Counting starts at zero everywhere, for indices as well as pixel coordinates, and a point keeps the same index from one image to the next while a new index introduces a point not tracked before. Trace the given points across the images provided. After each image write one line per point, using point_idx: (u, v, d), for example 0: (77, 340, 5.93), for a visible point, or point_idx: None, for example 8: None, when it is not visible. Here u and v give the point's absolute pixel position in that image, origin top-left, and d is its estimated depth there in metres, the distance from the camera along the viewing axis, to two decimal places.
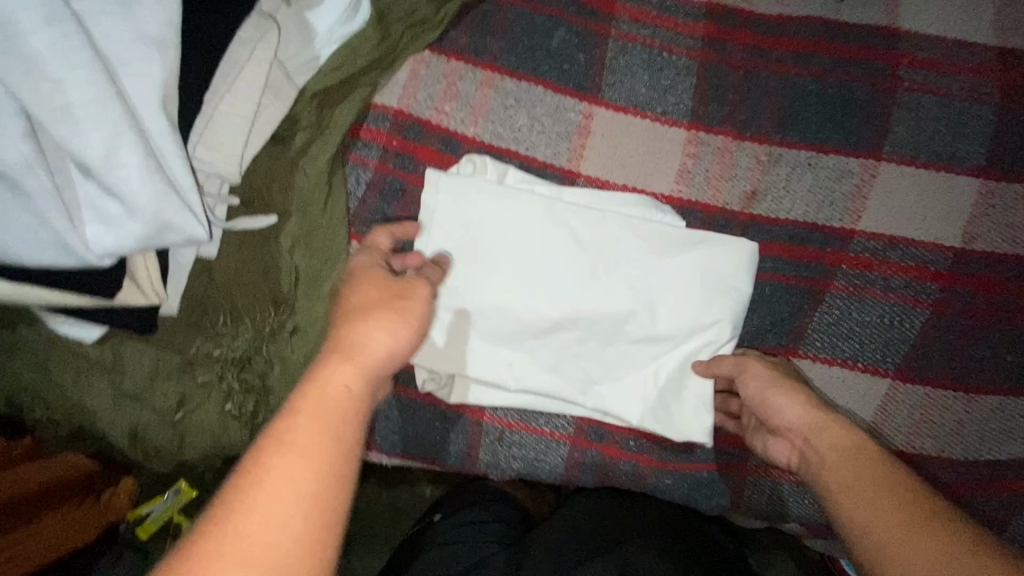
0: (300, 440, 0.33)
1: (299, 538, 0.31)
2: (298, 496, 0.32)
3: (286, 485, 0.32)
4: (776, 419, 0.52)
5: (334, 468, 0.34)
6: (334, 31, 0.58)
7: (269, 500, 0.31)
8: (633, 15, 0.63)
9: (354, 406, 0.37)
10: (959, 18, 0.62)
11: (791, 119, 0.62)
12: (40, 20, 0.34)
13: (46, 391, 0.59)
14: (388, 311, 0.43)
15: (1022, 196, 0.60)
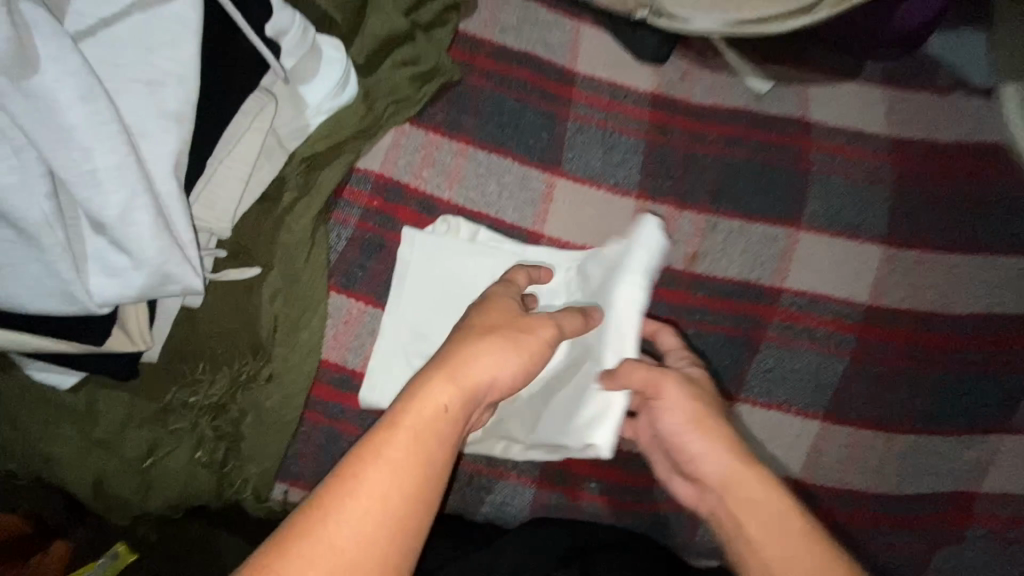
0: (396, 456, 0.36)
1: (385, 548, 0.34)
2: (385, 511, 0.35)
3: (377, 500, 0.35)
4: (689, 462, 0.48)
5: (421, 490, 0.36)
6: (323, 104, 0.63)
7: (362, 509, 0.35)
8: (588, 100, 0.73)
9: (447, 429, 0.39)
10: (858, 113, 0.74)
11: (724, 191, 0.72)
12: (76, 96, 0.38)
13: (6, 439, 0.58)
14: (502, 338, 0.44)
15: (917, 261, 0.70)
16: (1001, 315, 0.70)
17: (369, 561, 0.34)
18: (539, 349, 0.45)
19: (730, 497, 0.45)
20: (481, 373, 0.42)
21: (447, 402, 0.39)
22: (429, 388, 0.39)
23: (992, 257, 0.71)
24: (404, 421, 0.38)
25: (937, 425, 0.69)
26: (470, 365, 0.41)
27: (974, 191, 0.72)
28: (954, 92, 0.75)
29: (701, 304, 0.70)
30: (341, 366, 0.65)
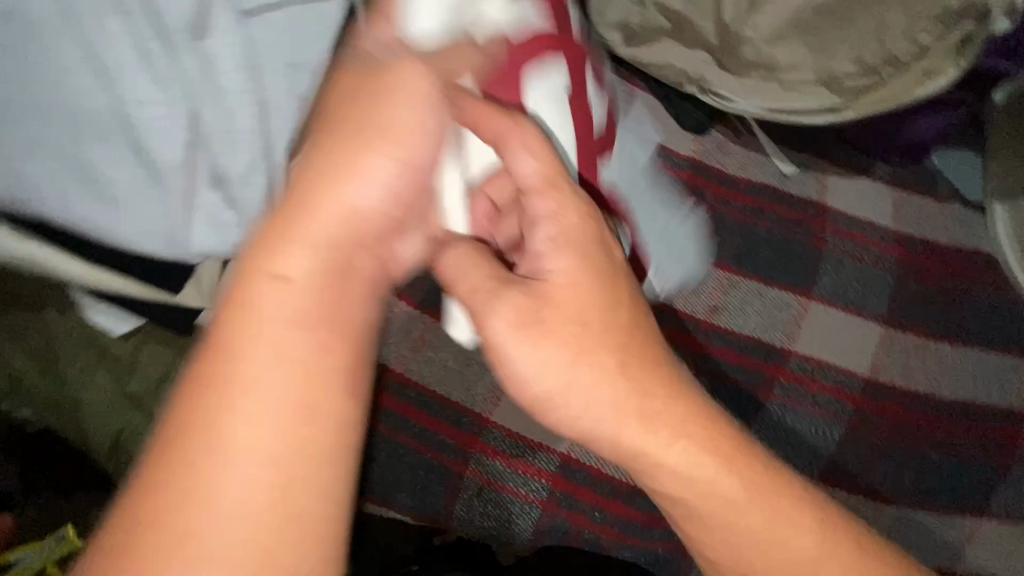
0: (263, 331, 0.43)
1: (289, 407, 0.42)
2: (286, 383, 0.43)
3: (263, 393, 0.42)
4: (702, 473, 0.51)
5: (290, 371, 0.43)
6: None
7: (247, 385, 0.42)
8: (634, 154, 0.80)
9: (316, 292, 0.44)
10: (868, 205, 0.83)
11: (747, 254, 0.78)
12: (233, 64, 0.45)
13: (40, 379, 0.59)
14: (381, 157, 0.45)
15: (912, 344, 0.77)
16: (983, 405, 0.76)
17: (282, 421, 0.42)
18: (418, 143, 0.46)
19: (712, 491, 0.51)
20: (344, 202, 0.45)
21: (302, 276, 0.44)
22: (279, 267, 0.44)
23: (978, 350, 0.78)
24: (257, 316, 0.43)
25: (922, 500, 0.73)
26: (330, 212, 0.45)
27: (965, 290, 0.80)
28: (951, 201, 0.85)
29: (716, 354, 0.74)
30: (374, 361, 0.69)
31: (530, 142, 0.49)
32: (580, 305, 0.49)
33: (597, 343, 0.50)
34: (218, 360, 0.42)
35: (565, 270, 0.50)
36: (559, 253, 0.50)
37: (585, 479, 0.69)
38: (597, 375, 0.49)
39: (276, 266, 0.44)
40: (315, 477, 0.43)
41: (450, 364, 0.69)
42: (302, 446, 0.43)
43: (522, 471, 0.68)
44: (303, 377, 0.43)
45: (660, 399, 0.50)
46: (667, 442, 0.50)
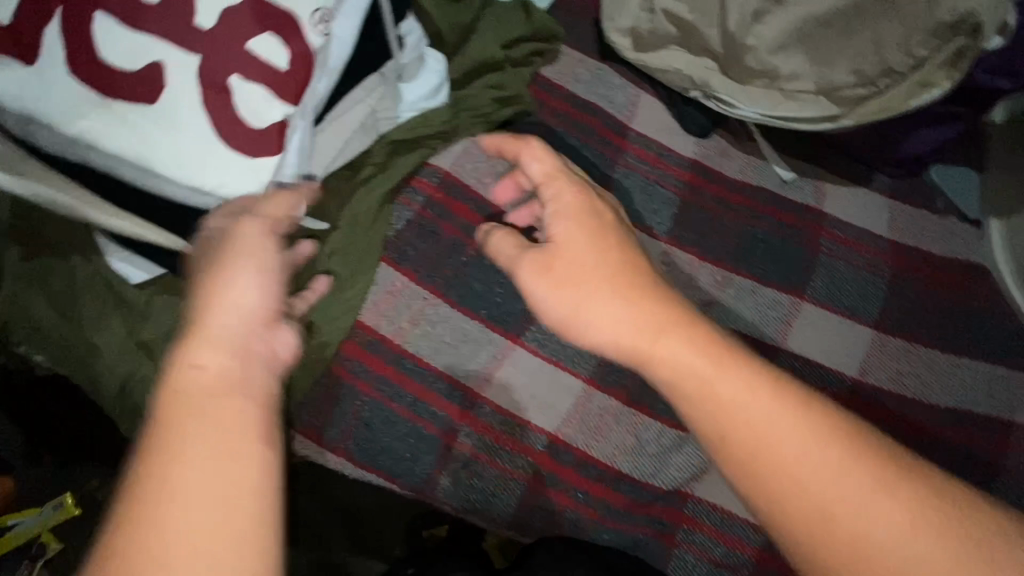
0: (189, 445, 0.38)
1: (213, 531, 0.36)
2: (223, 502, 0.37)
3: (177, 482, 0.36)
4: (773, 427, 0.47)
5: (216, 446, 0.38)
6: (417, 102, 0.73)
7: (167, 512, 0.36)
8: (638, 153, 0.83)
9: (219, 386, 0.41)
10: (863, 214, 0.85)
11: (742, 254, 0.81)
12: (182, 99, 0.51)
13: (56, 326, 0.61)
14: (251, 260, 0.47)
15: (902, 348, 0.78)
16: (974, 414, 0.76)
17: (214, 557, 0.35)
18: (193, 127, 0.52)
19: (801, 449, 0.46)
20: (223, 305, 0.45)
21: (218, 358, 0.43)
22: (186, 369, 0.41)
23: (970, 359, 0.78)
24: (193, 417, 0.39)
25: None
26: (215, 311, 0.44)
27: (957, 300, 0.81)
28: (949, 216, 0.87)
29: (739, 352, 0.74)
30: (373, 330, 0.70)
31: (535, 149, 0.62)
32: (586, 255, 0.55)
33: (593, 272, 0.54)
34: (132, 512, 0.36)
35: (565, 231, 0.57)
36: (559, 220, 0.57)
37: (571, 461, 0.72)
38: (601, 310, 0.53)
39: (180, 378, 0.41)
40: (264, 545, 0.37)
41: (454, 336, 0.71)
42: (234, 527, 0.36)
43: (507, 447, 0.70)
44: (191, 466, 0.37)
45: (681, 336, 0.51)
46: (699, 365, 0.50)
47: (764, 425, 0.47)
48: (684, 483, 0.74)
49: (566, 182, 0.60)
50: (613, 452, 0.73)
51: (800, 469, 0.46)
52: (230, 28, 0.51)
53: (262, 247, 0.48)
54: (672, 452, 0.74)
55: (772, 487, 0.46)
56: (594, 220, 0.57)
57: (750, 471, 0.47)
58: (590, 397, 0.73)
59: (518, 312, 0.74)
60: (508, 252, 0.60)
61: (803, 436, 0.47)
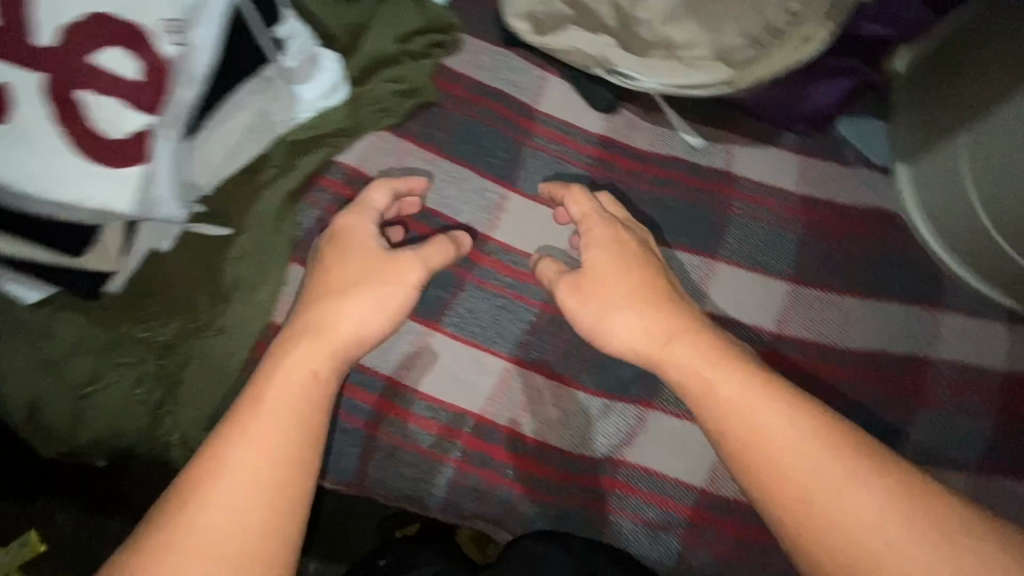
0: (269, 420, 0.53)
1: (266, 492, 0.50)
2: (277, 470, 0.51)
3: (256, 432, 0.52)
4: (764, 431, 0.52)
5: (288, 427, 0.52)
6: (315, 101, 0.72)
7: (242, 465, 0.50)
8: (547, 134, 0.85)
9: (311, 385, 0.55)
10: (773, 172, 0.86)
11: (655, 222, 0.82)
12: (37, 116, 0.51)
13: None
14: (369, 294, 0.60)
15: (818, 298, 0.80)
16: (890, 354, 0.78)
17: (261, 509, 0.49)
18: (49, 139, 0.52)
19: (793, 454, 0.51)
20: (333, 320, 0.59)
21: (319, 362, 0.57)
22: (291, 356, 0.56)
23: (884, 302, 0.80)
24: (287, 401, 0.54)
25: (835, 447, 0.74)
26: (339, 319, 0.59)
27: (868, 247, 0.83)
28: (858, 166, 0.89)
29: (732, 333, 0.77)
30: None
31: (574, 195, 0.69)
32: (616, 278, 0.62)
33: (624, 290, 0.61)
34: (219, 452, 0.51)
35: (596, 258, 0.63)
36: (591, 250, 0.64)
37: (498, 440, 0.73)
38: (628, 327, 0.60)
39: (287, 369, 0.55)
40: (289, 513, 0.51)
41: None
42: (278, 489, 0.50)
43: (433, 431, 0.71)
44: (267, 432, 0.52)
45: (688, 354, 0.58)
46: (715, 381, 0.55)
47: (759, 422, 0.52)
48: (614, 450, 0.74)
49: (597, 219, 0.66)
50: (540, 427, 0.73)
51: (787, 463, 0.50)
52: (79, 42, 0.50)
53: (393, 286, 0.61)
54: (601, 420, 0.75)
55: (760, 477, 0.51)
56: (635, 253, 0.64)
57: (743, 458, 0.52)
58: (513, 374, 0.74)
59: (434, 299, 0.75)
60: (549, 276, 0.67)
61: (805, 439, 0.51)
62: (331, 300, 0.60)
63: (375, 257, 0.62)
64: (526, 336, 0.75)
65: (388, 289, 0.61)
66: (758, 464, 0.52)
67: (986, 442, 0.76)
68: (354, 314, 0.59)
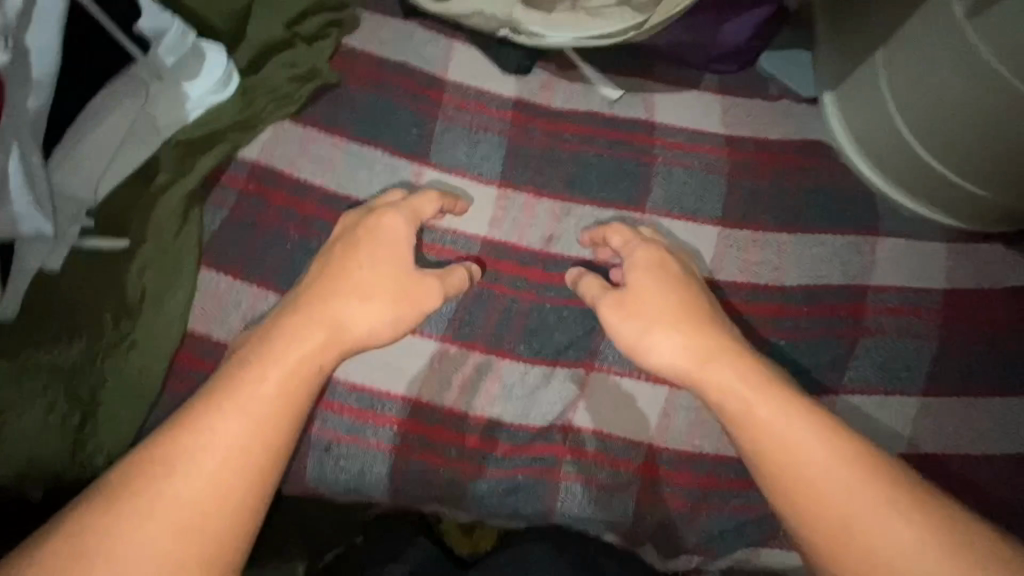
0: (261, 402, 0.52)
1: (243, 477, 0.49)
2: (253, 455, 0.50)
3: (244, 409, 0.51)
4: (806, 454, 0.51)
5: (275, 409, 0.52)
6: (205, 98, 0.70)
7: (223, 440, 0.49)
8: (457, 103, 0.82)
9: (310, 377, 0.55)
10: (694, 116, 0.84)
11: (577, 182, 0.80)
12: None
13: None
14: (385, 300, 0.62)
15: (751, 239, 0.78)
16: (827, 287, 0.76)
17: (233, 491, 0.48)
18: None
19: (829, 480, 0.50)
20: (338, 315, 0.59)
21: (322, 357, 0.57)
22: (291, 338, 0.56)
23: (820, 234, 0.78)
24: (285, 385, 0.53)
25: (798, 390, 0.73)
26: (346, 323, 0.59)
27: (800, 180, 0.81)
28: (782, 99, 0.87)
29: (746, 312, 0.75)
30: (206, 337, 0.69)
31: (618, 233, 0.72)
32: (658, 299, 0.64)
33: (662, 310, 0.63)
34: (201, 423, 0.50)
35: (638, 279, 0.66)
36: (634, 272, 0.66)
37: (439, 420, 0.71)
38: (665, 343, 0.61)
39: (293, 360, 0.55)
40: (256, 506, 0.49)
41: None
42: (255, 474, 0.49)
43: (369, 421, 0.70)
44: (255, 409, 0.51)
45: (730, 368, 0.58)
46: (757, 402, 0.55)
47: (799, 446, 0.52)
48: (560, 416, 0.73)
49: (641, 248, 0.68)
50: (480, 402, 0.72)
51: (831, 492, 0.50)
52: None
53: (417, 305, 0.63)
54: (544, 388, 0.73)
55: (798, 502, 0.51)
56: (678, 282, 0.65)
57: (779, 481, 0.52)
58: (446, 353, 0.73)
59: None
60: (593, 293, 0.69)
61: (842, 467, 0.50)
62: (336, 296, 0.60)
63: (395, 278, 0.63)
64: (456, 313, 0.74)
65: (395, 302, 0.62)
66: (797, 483, 0.51)
67: (935, 365, 0.75)
68: (360, 316, 0.60)
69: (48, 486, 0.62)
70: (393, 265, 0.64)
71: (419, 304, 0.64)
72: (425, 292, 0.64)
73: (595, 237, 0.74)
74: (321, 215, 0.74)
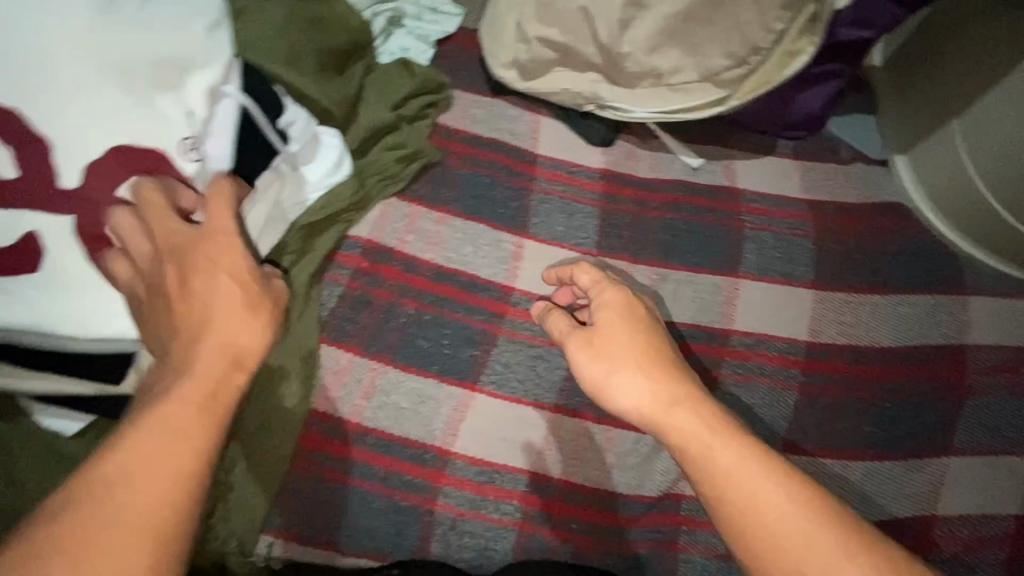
0: (174, 418, 0.48)
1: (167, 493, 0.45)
2: (171, 468, 0.46)
3: (155, 427, 0.47)
4: (759, 498, 0.51)
5: (183, 421, 0.48)
6: (322, 180, 0.72)
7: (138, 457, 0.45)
8: (550, 176, 0.85)
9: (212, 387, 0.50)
10: (776, 181, 0.87)
11: (671, 248, 0.82)
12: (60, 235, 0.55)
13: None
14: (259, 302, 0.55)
15: (844, 301, 0.80)
16: (925, 346, 0.78)
17: (158, 504, 0.45)
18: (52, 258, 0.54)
19: (773, 522, 0.50)
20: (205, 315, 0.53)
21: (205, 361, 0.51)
22: (189, 360, 0.51)
23: (912, 295, 0.81)
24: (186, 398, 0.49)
25: (868, 454, 0.75)
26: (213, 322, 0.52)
27: (883, 243, 0.84)
28: (855, 162, 0.90)
29: (829, 370, 0.77)
30: (328, 415, 0.70)
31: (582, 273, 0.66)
32: (625, 338, 0.59)
33: (626, 348, 0.59)
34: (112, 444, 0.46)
35: (602, 315, 0.61)
36: (601, 310, 0.61)
37: (556, 493, 0.71)
38: (627, 387, 0.58)
39: (197, 372, 0.50)
40: (186, 515, 0.46)
41: (415, 396, 0.72)
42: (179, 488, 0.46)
43: (491, 495, 0.71)
44: (176, 431, 0.47)
45: (686, 412, 0.55)
46: (715, 448, 0.54)
47: (753, 489, 0.51)
48: (672, 485, 0.74)
49: (611, 288, 0.62)
50: (594, 473, 0.73)
51: (788, 537, 0.50)
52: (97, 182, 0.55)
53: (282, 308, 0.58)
54: (654, 457, 0.74)
55: (748, 538, 0.51)
56: (633, 322, 0.60)
57: (737, 526, 0.52)
58: (560, 425, 0.73)
59: (468, 358, 0.74)
60: (561, 329, 0.64)
61: (790, 504, 0.51)
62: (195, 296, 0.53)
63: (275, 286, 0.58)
64: (564, 381, 0.75)
65: (265, 321, 0.55)
66: (756, 527, 0.51)
67: None
68: (232, 333, 0.53)
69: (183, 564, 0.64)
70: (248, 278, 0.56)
71: (270, 317, 0.55)
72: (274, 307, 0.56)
73: (562, 276, 0.70)
74: (432, 289, 0.76)
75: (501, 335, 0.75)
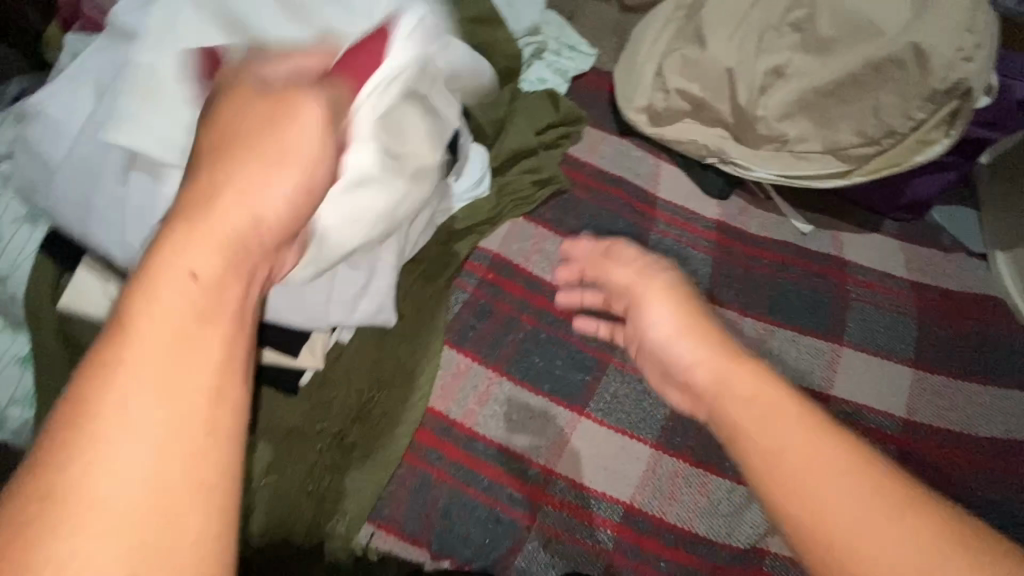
0: (148, 343, 0.31)
1: (179, 449, 0.30)
2: (178, 416, 0.30)
3: (127, 363, 0.31)
4: (776, 441, 0.39)
5: (163, 350, 0.31)
6: (466, 194, 0.78)
7: (116, 406, 0.30)
8: (668, 219, 0.88)
9: (213, 295, 0.33)
10: (882, 257, 0.90)
11: (776, 306, 0.85)
12: None
13: None
14: (268, 163, 0.38)
15: (944, 384, 0.82)
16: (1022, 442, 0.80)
17: (176, 463, 0.30)
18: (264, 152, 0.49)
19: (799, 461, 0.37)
20: (204, 197, 0.36)
21: (192, 258, 0.34)
22: (190, 245, 0.34)
23: (1008, 389, 0.83)
24: (158, 309, 0.32)
25: None
26: (221, 201, 0.36)
27: (982, 333, 0.86)
28: (956, 252, 0.93)
29: (925, 449, 0.78)
30: (444, 415, 0.72)
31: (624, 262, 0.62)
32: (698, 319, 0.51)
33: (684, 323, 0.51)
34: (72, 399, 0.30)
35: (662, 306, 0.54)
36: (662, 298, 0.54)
37: (650, 529, 0.72)
38: (698, 354, 0.47)
39: (175, 276, 0.33)
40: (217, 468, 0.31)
41: (524, 412, 0.74)
42: (197, 437, 0.31)
43: (587, 521, 0.71)
44: (157, 363, 0.31)
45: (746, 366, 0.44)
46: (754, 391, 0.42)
47: (786, 428, 0.39)
48: (759, 538, 0.73)
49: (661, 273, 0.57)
50: (688, 515, 0.73)
51: (829, 490, 0.36)
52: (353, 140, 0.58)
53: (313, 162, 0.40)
54: (746, 510, 0.74)
55: (777, 488, 0.38)
56: (686, 304, 0.53)
57: (755, 465, 0.39)
58: (659, 461, 0.74)
59: (579, 382, 0.76)
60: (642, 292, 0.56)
61: (828, 448, 0.37)
62: (205, 167, 0.38)
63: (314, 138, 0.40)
64: (669, 422, 0.76)
65: (279, 177, 0.38)
66: (780, 468, 0.38)
67: None
68: (244, 200, 0.36)
69: (290, 542, 0.66)
70: (279, 132, 0.39)
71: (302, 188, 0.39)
72: (319, 169, 0.40)
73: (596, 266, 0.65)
74: (550, 309, 0.78)
75: (613, 364, 0.77)
